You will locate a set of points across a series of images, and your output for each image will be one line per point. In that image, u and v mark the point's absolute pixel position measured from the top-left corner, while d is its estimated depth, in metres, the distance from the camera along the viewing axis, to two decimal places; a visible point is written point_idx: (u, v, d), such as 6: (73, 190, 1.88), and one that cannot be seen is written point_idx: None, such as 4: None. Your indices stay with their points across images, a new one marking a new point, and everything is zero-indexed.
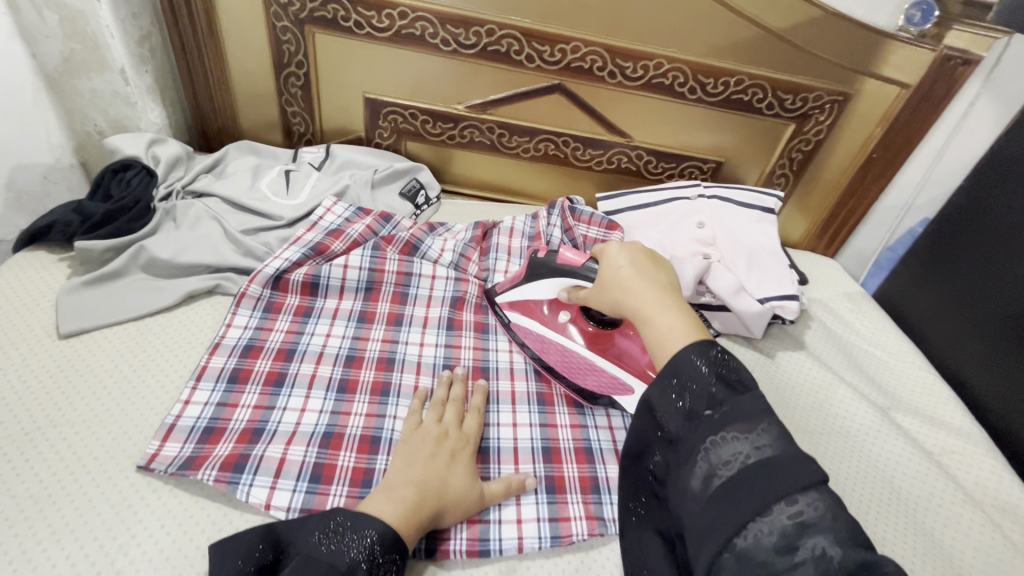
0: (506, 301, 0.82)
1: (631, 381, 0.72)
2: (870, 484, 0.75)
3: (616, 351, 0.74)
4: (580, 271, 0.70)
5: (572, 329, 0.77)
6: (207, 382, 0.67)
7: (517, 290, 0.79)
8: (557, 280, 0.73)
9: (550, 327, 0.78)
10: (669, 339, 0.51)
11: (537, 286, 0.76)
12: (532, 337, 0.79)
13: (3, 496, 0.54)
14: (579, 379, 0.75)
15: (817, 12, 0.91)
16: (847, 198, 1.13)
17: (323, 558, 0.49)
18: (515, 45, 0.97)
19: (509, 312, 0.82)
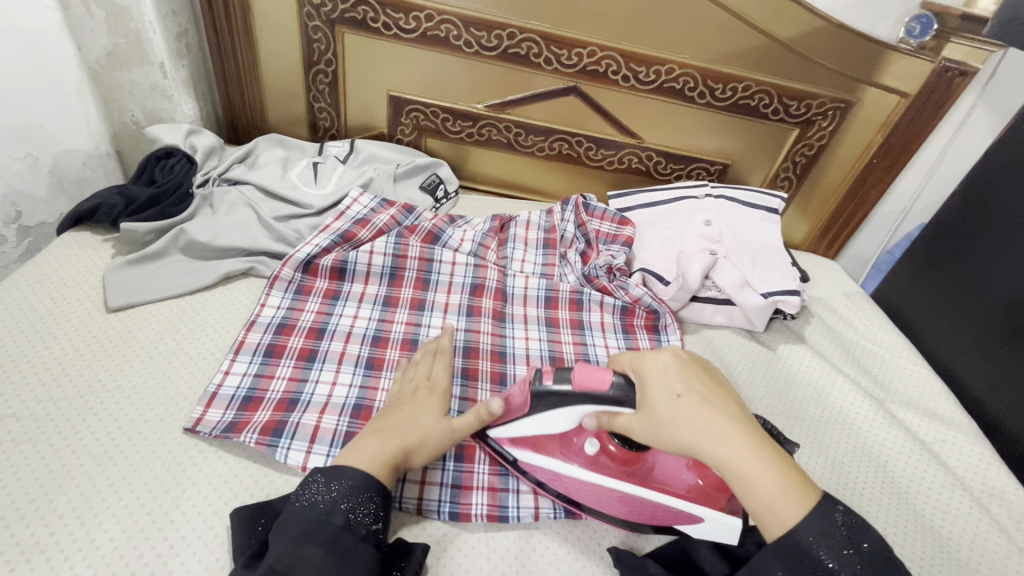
0: (506, 436, 0.66)
1: (696, 509, 0.59)
2: (865, 472, 0.79)
3: (651, 468, 0.63)
4: (611, 396, 0.57)
5: (601, 460, 0.63)
6: (245, 355, 0.72)
7: (526, 423, 0.63)
8: (581, 407, 0.59)
9: (573, 462, 0.63)
10: (778, 506, 0.50)
11: (552, 413, 0.61)
12: (553, 478, 0.64)
13: (63, 451, 0.59)
14: (631, 514, 0.62)
15: (822, 23, 0.96)
16: (848, 201, 1.17)
17: (302, 506, 0.53)
18: (535, 48, 1.02)
19: (513, 449, 0.66)
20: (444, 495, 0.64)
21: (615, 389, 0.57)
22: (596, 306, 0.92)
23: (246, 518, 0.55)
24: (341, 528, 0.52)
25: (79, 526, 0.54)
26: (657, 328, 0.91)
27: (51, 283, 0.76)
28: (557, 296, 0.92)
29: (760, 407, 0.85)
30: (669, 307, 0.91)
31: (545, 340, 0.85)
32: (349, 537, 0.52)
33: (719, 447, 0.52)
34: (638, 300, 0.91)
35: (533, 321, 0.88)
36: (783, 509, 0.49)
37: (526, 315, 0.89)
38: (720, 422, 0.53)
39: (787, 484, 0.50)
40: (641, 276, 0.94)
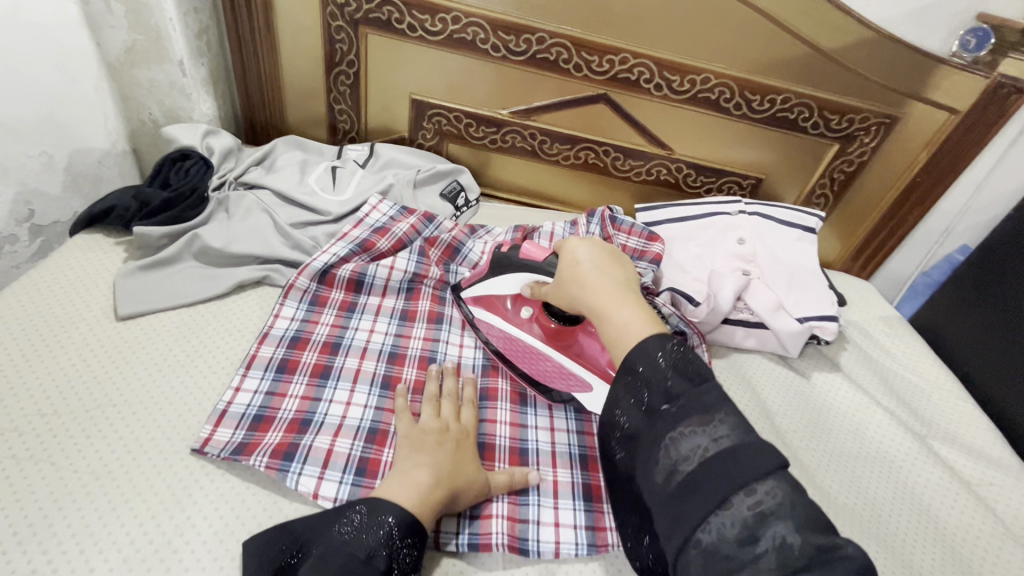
0: (470, 296, 0.80)
1: (589, 379, 0.70)
2: (909, 514, 0.74)
3: (579, 351, 0.73)
4: (543, 268, 0.72)
5: (533, 327, 0.75)
6: (256, 370, 0.69)
7: (481, 284, 0.78)
8: (519, 275, 0.74)
9: (512, 322, 0.76)
10: (627, 333, 0.56)
11: (497, 280, 0.76)
12: (493, 333, 0.78)
13: (65, 470, 0.56)
14: (545, 379, 0.74)
15: (870, 34, 0.91)
16: (886, 220, 1.12)
17: (350, 547, 0.50)
18: (564, 54, 0.98)
19: (472, 307, 0.80)
20: (463, 526, 0.61)
21: (547, 263, 0.72)
22: None
23: (264, 547, 0.52)
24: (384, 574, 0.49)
25: (79, 553, 0.51)
26: None
27: (61, 288, 0.73)
28: None
29: (796, 442, 0.80)
30: (699, 330, 0.87)
31: None
32: None
33: (589, 294, 0.60)
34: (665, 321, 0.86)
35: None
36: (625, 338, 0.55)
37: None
38: (599, 277, 0.61)
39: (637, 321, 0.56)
40: (670, 296, 0.87)
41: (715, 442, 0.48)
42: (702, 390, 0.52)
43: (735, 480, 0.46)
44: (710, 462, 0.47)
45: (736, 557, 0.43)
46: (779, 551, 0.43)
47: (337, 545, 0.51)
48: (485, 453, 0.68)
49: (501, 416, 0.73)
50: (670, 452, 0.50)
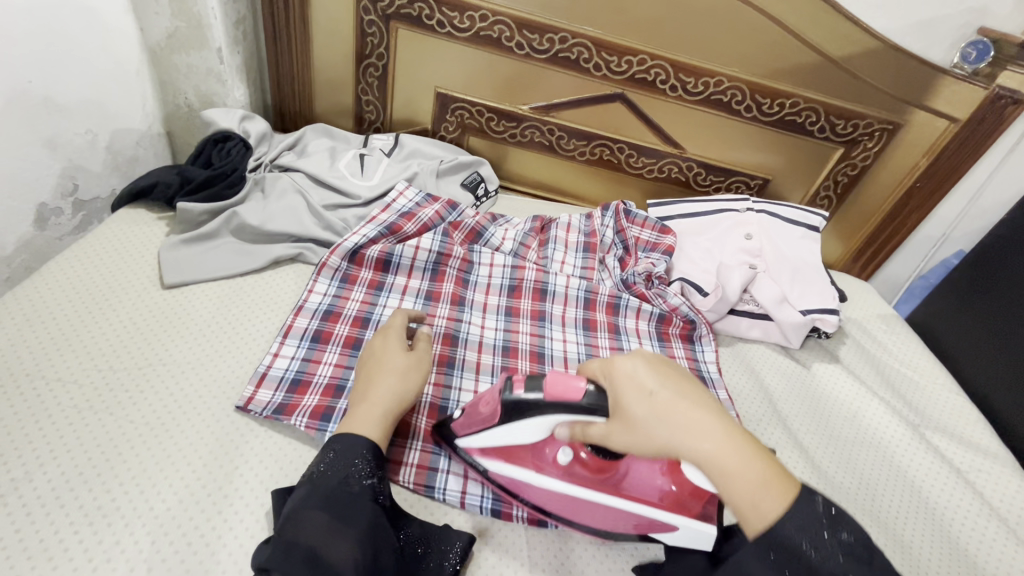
0: (477, 448, 0.64)
1: (670, 518, 0.58)
2: (899, 495, 0.79)
3: (629, 477, 0.61)
4: (586, 403, 0.54)
5: (575, 470, 0.61)
6: (293, 339, 0.73)
7: (493, 434, 0.61)
8: (552, 417, 0.57)
9: (548, 474, 0.62)
10: (761, 500, 0.46)
11: (521, 425, 0.59)
12: (524, 487, 0.63)
13: (122, 420, 0.60)
14: (603, 522, 0.62)
15: (877, 44, 0.96)
16: (886, 223, 1.17)
17: (326, 483, 0.53)
18: (585, 54, 1.03)
19: (482, 459, 0.64)
20: (487, 491, 0.66)
21: (589, 396, 0.54)
22: (632, 313, 0.93)
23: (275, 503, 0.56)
24: (337, 487, 0.53)
25: (138, 494, 0.55)
26: (691, 338, 0.92)
27: (108, 257, 0.78)
28: (595, 298, 0.93)
29: (796, 425, 0.85)
30: (706, 319, 0.93)
31: (582, 343, 0.86)
32: (346, 496, 0.52)
33: (694, 443, 0.47)
34: (675, 309, 0.92)
35: (570, 323, 0.89)
36: (766, 503, 0.45)
37: (564, 317, 0.89)
38: (692, 410, 0.49)
39: (767, 476, 0.46)
40: (680, 286, 0.94)
41: None
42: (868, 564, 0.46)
43: None
44: None
45: None
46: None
47: (314, 483, 0.53)
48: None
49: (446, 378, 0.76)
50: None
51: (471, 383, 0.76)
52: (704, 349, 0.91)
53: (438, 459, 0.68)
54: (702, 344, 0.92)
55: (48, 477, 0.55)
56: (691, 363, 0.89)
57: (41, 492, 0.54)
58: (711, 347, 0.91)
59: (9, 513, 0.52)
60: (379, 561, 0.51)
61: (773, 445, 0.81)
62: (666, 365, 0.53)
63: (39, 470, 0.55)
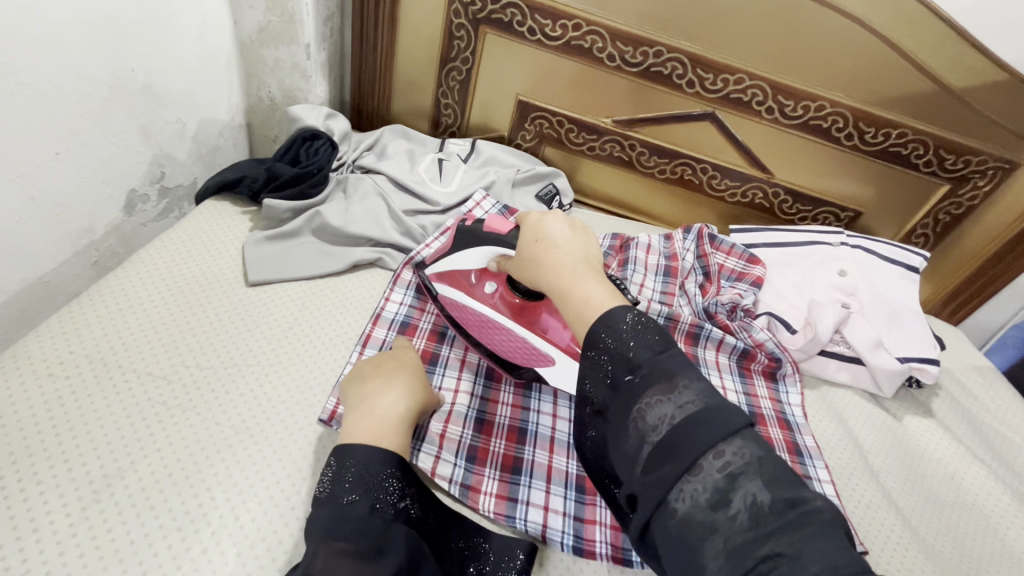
0: (433, 272, 0.77)
1: (553, 354, 0.68)
2: (1007, 571, 0.72)
3: (540, 324, 0.70)
4: (506, 239, 0.67)
5: (495, 301, 0.72)
6: (371, 349, 0.71)
7: (446, 259, 0.75)
8: (480, 248, 0.70)
9: (473, 296, 0.73)
10: (585, 308, 0.50)
11: (464, 255, 0.72)
12: (460, 310, 0.75)
13: (209, 422, 0.59)
14: (505, 354, 0.74)
15: (1004, 77, 0.89)
16: (986, 269, 1.09)
17: (353, 512, 0.47)
18: (679, 69, 0.98)
19: (436, 283, 0.77)
20: (568, 527, 0.63)
21: (509, 233, 0.67)
22: (713, 344, 0.88)
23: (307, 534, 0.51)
24: (368, 511, 0.48)
25: (226, 501, 0.54)
26: (775, 376, 0.87)
27: (193, 249, 0.78)
28: (676, 325, 0.87)
29: (889, 482, 0.79)
30: (793, 358, 0.87)
31: None
32: (377, 520, 0.48)
33: (552, 270, 0.55)
34: (761, 344, 0.86)
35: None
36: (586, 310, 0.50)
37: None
38: (564, 251, 0.56)
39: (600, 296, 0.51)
40: (766, 320, 0.89)
41: (681, 408, 0.42)
42: (667, 357, 0.45)
43: (704, 442, 0.40)
44: (679, 429, 0.41)
45: (709, 522, 0.38)
46: (752, 512, 0.38)
47: (341, 513, 0.47)
48: None
49: (501, 413, 0.73)
50: (639, 418, 0.43)
51: (549, 405, 0.75)
52: (788, 390, 0.85)
53: (517, 488, 0.65)
54: (787, 384, 0.86)
55: (138, 476, 0.54)
56: (774, 404, 0.84)
57: (132, 490, 0.53)
58: (797, 388, 0.85)
59: (101, 512, 0.51)
60: None
61: (866, 502, 0.76)
62: (568, 225, 0.60)
63: (130, 469, 0.54)
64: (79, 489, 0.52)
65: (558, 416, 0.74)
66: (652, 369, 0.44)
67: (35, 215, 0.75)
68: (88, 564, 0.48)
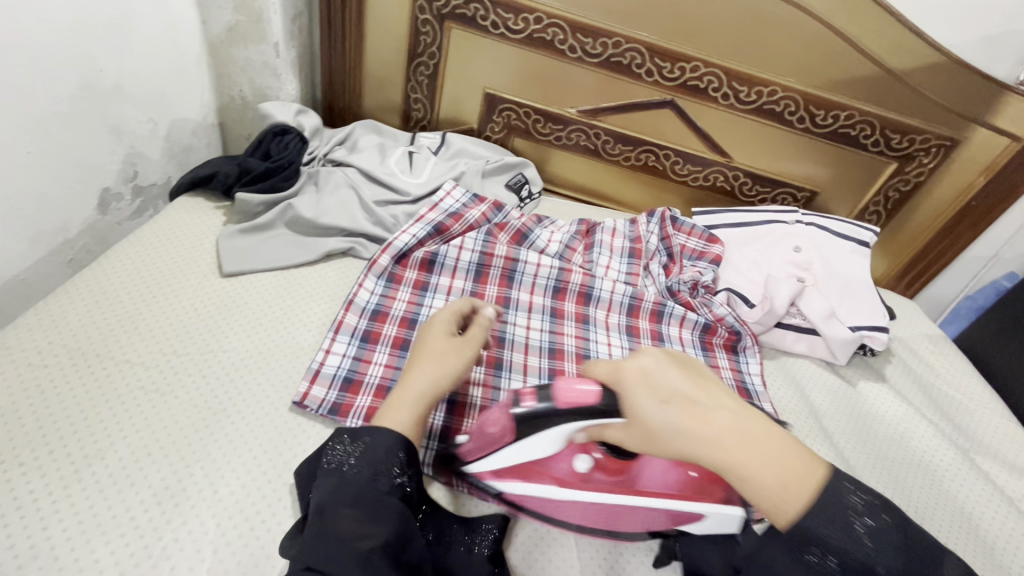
0: (492, 473, 0.64)
1: (695, 507, 0.59)
2: (948, 519, 0.77)
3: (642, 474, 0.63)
4: (602, 405, 0.54)
5: (595, 478, 0.62)
6: (344, 335, 0.75)
7: (506, 453, 0.60)
8: (567, 421, 0.56)
9: (564, 484, 0.62)
10: (783, 501, 0.46)
11: (542, 437, 0.58)
12: (548, 504, 0.62)
13: (186, 404, 0.62)
14: (627, 523, 0.62)
15: (940, 58, 0.94)
16: (935, 243, 1.15)
17: (356, 482, 0.51)
18: (638, 59, 1.02)
19: (498, 483, 0.64)
20: None
21: (603, 401, 0.54)
22: (676, 321, 0.91)
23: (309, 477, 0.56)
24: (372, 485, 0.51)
25: (204, 477, 0.57)
26: (735, 349, 0.91)
27: (169, 245, 0.80)
28: (640, 304, 0.92)
29: (842, 443, 0.84)
30: (752, 331, 0.91)
31: (624, 325, 0.90)
32: (377, 492, 0.51)
33: (716, 446, 0.48)
34: (720, 319, 0.91)
35: (614, 330, 0.89)
36: (788, 503, 0.46)
37: (607, 322, 0.90)
38: (721, 420, 0.49)
39: (791, 474, 0.47)
40: (726, 296, 0.93)
41: None
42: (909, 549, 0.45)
43: None
44: None
45: None
46: None
47: (345, 482, 0.51)
48: (557, 355, 0.83)
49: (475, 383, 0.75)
50: None
51: (524, 319, 0.87)
52: (748, 361, 0.89)
53: None
54: (747, 356, 0.90)
55: (119, 456, 0.56)
56: (735, 375, 0.87)
57: (114, 469, 0.56)
58: (756, 358, 0.89)
59: (83, 489, 0.53)
60: (404, 554, 0.50)
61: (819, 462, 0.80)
62: (678, 366, 0.52)
63: (110, 449, 0.57)
64: (60, 470, 0.54)
65: (531, 325, 0.86)
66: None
67: (9, 213, 0.76)
68: (71, 537, 0.50)
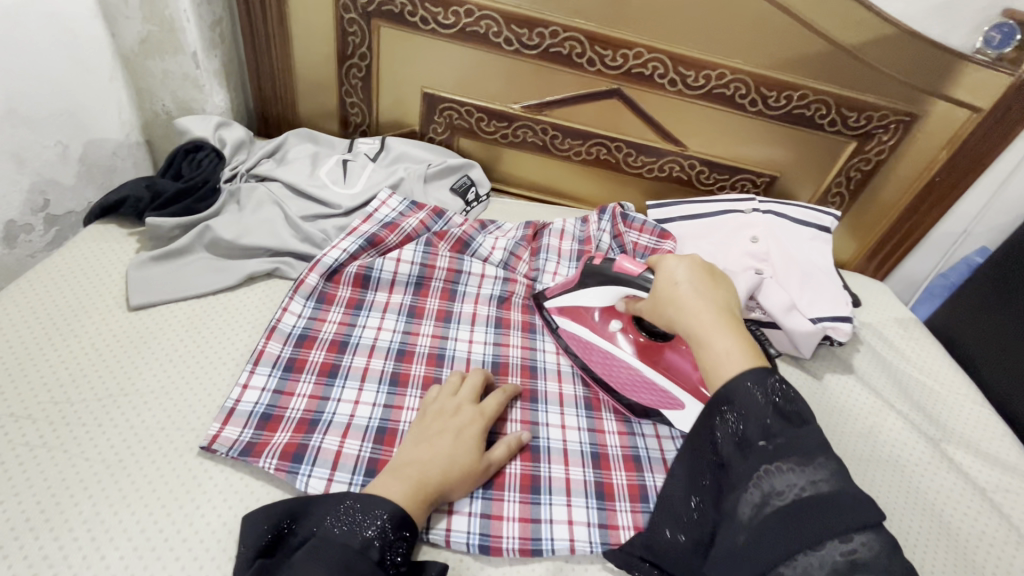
0: (555, 306, 0.80)
1: (683, 397, 0.69)
2: (919, 517, 0.73)
3: (667, 365, 0.71)
4: (638, 282, 0.68)
5: (623, 341, 0.74)
6: (264, 366, 0.69)
7: (569, 295, 0.77)
8: (611, 288, 0.71)
9: (599, 336, 0.75)
10: (724, 364, 0.53)
11: (589, 294, 0.75)
12: (581, 344, 0.78)
13: (77, 458, 0.57)
14: (626, 390, 0.74)
15: (892, 30, 0.89)
16: (903, 222, 1.10)
17: (364, 557, 0.49)
18: (578, 48, 0.97)
19: (556, 315, 0.81)
20: (475, 526, 0.60)
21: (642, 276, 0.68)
22: None
23: (276, 520, 0.53)
24: (375, 564, 0.49)
25: (90, 541, 0.52)
26: None
27: (73, 278, 0.74)
28: None
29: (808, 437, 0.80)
30: None
31: None
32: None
33: (688, 314, 0.57)
34: None
35: (569, 404, 0.75)
36: (725, 366, 0.53)
37: (561, 396, 0.76)
38: (699, 299, 0.58)
39: (741, 351, 0.53)
40: None
41: (815, 484, 0.47)
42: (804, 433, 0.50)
43: (828, 524, 0.45)
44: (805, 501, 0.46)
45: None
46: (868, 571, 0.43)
47: (352, 552, 0.49)
48: (500, 369, 0.77)
49: (410, 403, 0.69)
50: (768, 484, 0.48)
51: (466, 333, 0.80)
52: None
53: None
54: None
55: None
56: None
57: None
58: None
59: None
60: None
61: None
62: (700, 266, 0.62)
63: None
64: None
65: (475, 340, 0.79)
66: (790, 443, 0.49)
67: None
68: None
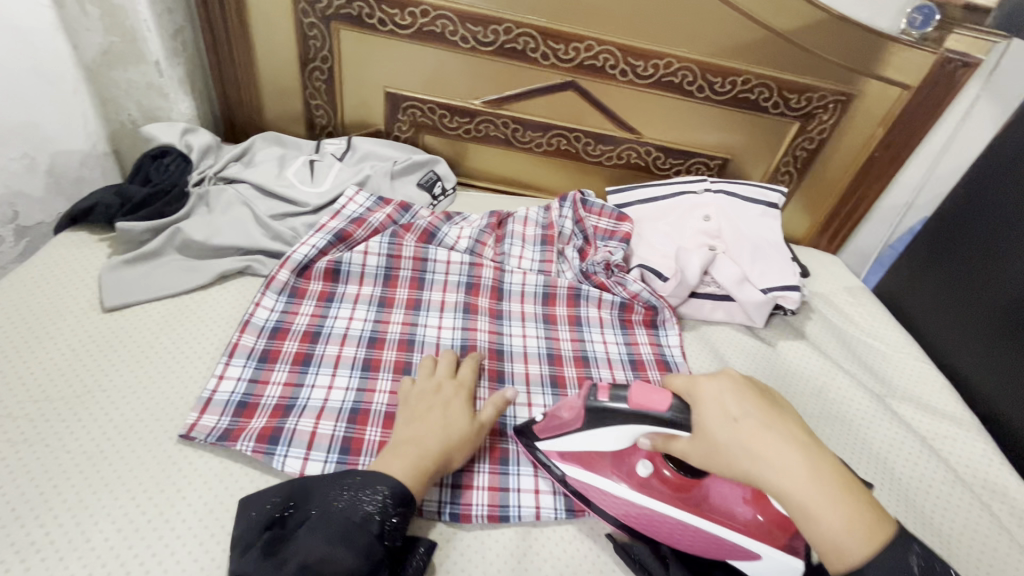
0: (555, 450, 0.66)
1: (752, 545, 0.57)
2: (869, 468, 0.78)
3: (707, 500, 0.60)
4: (669, 418, 0.55)
5: (653, 486, 0.61)
6: (238, 359, 0.72)
7: (572, 438, 0.64)
8: (636, 428, 0.58)
9: (624, 485, 0.62)
10: (844, 543, 0.45)
11: (605, 431, 0.61)
12: (602, 496, 0.64)
13: (58, 450, 0.60)
14: (674, 540, 0.61)
15: (823, 15, 0.95)
16: (848, 197, 1.17)
17: (365, 530, 0.53)
18: (531, 43, 1.01)
19: (560, 462, 0.66)
20: (445, 496, 0.64)
21: (672, 411, 0.55)
22: (594, 303, 0.92)
23: (280, 496, 0.57)
24: (375, 537, 0.53)
25: (75, 526, 0.55)
26: (655, 323, 0.90)
27: (45, 284, 0.76)
28: (554, 292, 0.92)
29: None
30: (669, 303, 0.91)
31: (540, 314, 0.89)
32: (379, 546, 0.53)
33: (782, 481, 0.48)
34: (636, 295, 0.90)
35: (536, 382, 0.79)
36: (849, 546, 0.45)
37: (528, 374, 0.80)
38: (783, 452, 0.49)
39: (854, 518, 0.46)
40: (640, 272, 0.93)
41: None
42: None
43: None
44: None
45: None
46: None
47: (354, 525, 0.52)
48: (468, 351, 0.80)
49: (381, 386, 0.73)
50: None
51: (436, 319, 0.84)
52: (668, 334, 0.89)
53: None
54: (666, 329, 0.90)
55: None
56: (654, 348, 0.87)
57: None
58: (675, 331, 0.89)
59: None
60: None
61: None
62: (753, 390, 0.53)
63: None
64: None
65: (443, 325, 0.83)
66: None
67: None
68: None
